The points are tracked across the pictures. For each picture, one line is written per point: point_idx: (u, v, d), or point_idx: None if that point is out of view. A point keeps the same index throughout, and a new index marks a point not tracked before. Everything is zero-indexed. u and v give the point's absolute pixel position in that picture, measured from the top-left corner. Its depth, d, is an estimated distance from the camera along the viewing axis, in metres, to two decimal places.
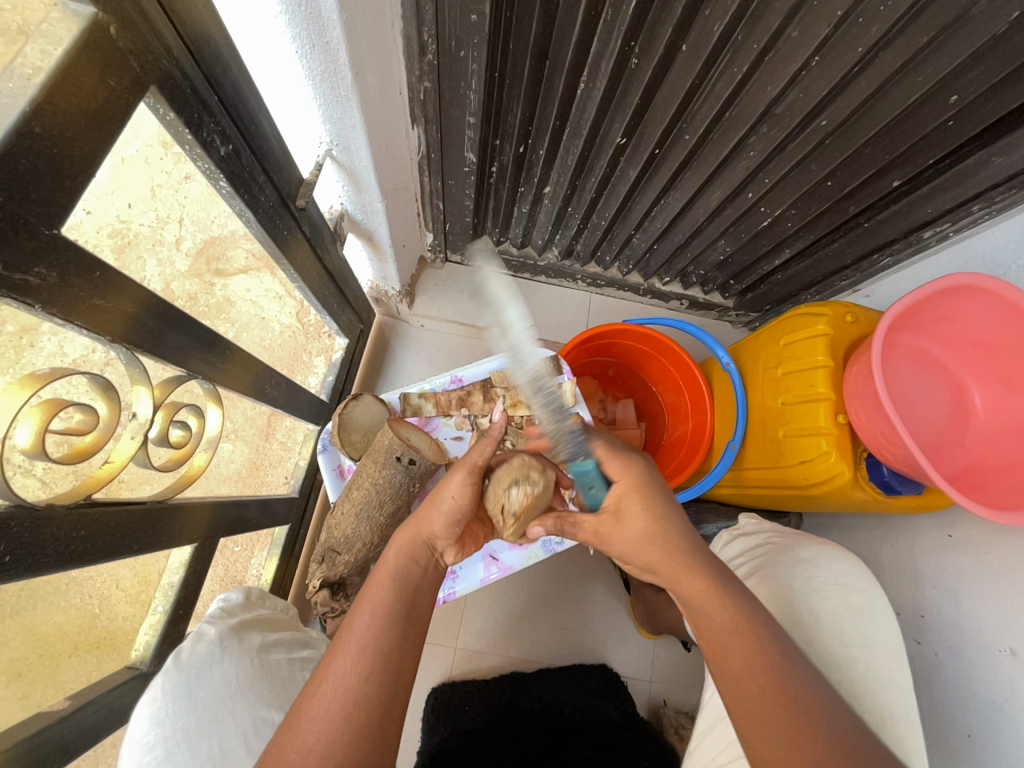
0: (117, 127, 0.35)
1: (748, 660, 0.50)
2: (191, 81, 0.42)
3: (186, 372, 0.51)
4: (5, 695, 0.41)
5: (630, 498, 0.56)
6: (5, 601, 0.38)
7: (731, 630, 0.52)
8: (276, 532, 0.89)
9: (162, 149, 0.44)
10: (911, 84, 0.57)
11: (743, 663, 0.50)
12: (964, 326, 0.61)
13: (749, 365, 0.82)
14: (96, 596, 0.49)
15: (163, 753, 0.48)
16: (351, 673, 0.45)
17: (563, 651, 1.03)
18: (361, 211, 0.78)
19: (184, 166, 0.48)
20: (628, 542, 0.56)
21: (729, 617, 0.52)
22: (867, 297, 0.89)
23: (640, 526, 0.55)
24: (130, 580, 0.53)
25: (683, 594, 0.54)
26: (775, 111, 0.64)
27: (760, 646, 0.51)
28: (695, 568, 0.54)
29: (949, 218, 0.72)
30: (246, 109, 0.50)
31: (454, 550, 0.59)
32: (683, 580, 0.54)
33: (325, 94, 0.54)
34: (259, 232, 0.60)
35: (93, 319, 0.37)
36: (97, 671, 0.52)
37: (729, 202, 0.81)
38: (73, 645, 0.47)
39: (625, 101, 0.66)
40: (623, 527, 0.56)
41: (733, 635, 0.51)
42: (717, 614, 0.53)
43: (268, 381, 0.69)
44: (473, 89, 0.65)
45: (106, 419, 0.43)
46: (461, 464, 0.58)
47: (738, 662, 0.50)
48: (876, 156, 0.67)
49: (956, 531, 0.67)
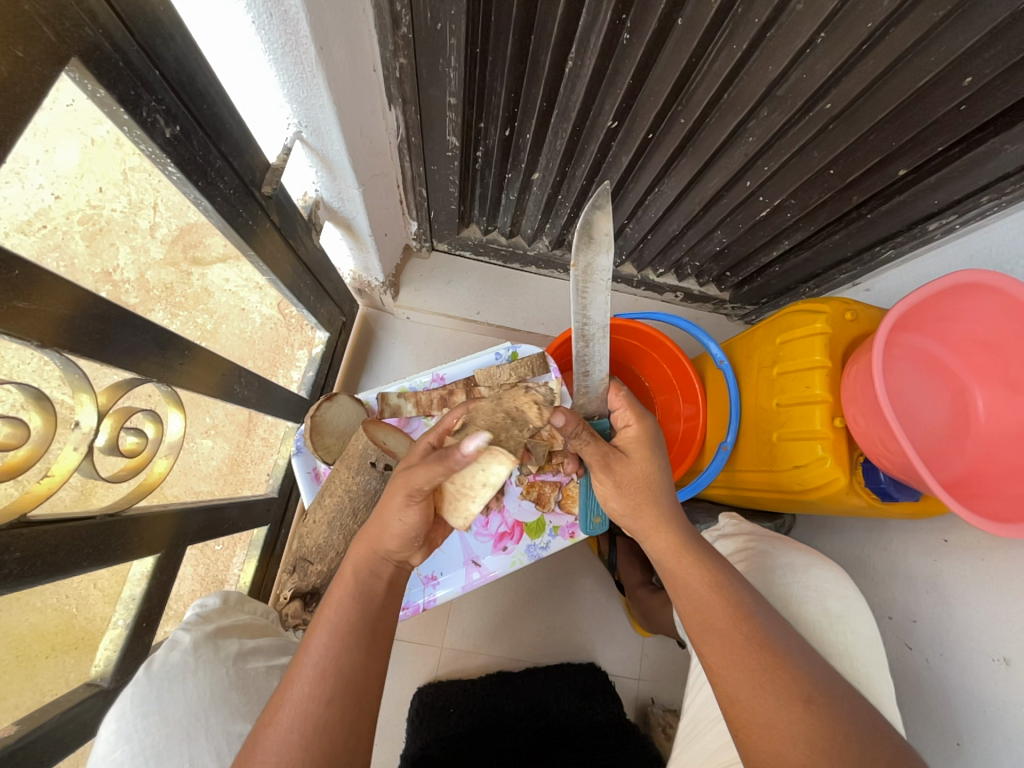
0: (32, 106, 0.31)
1: (726, 616, 0.49)
2: (126, 53, 0.37)
3: (139, 375, 0.47)
4: None
5: (636, 445, 0.57)
6: None
7: (709, 584, 0.52)
8: (254, 533, 0.86)
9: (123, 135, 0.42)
10: (924, 62, 0.52)
11: (724, 613, 0.50)
12: (969, 324, 0.58)
13: (744, 363, 0.79)
14: (74, 596, 0.48)
15: None
16: (309, 698, 0.42)
17: (550, 650, 1.02)
18: (336, 198, 0.73)
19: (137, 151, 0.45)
20: (615, 487, 0.56)
21: (704, 572, 0.52)
22: (867, 292, 0.86)
23: (639, 474, 0.55)
24: (107, 579, 0.52)
25: (653, 544, 0.55)
26: (776, 93, 0.59)
27: (737, 600, 0.51)
28: (666, 523, 0.54)
29: (956, 209, 0.68)
30: (195, 85, 0.45)
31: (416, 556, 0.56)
32: (656, 530, 0.55)
33: (287, 69, 0.49)
34: (219, 222, 0.55)
35: (15, 323, 0.34)
36: (72, 675, 0.50)
37: (727, 190, 0.77)
38: (50, 646, 0.47)
39: (617, 81, 0.61)
40: (629, 466, 0.56)
41: (709, 591, 0.51)
42: (693, 569, 0.53)
43: (237, 379, 0.65)
44: (453, 66, 0.60)
45: (41, 431, 0.39)
46: (404, 484, 0.51)
47: (719, 611, 0.50)
48: (882, 143, 0.63)
49: (952, 537, 0.65)
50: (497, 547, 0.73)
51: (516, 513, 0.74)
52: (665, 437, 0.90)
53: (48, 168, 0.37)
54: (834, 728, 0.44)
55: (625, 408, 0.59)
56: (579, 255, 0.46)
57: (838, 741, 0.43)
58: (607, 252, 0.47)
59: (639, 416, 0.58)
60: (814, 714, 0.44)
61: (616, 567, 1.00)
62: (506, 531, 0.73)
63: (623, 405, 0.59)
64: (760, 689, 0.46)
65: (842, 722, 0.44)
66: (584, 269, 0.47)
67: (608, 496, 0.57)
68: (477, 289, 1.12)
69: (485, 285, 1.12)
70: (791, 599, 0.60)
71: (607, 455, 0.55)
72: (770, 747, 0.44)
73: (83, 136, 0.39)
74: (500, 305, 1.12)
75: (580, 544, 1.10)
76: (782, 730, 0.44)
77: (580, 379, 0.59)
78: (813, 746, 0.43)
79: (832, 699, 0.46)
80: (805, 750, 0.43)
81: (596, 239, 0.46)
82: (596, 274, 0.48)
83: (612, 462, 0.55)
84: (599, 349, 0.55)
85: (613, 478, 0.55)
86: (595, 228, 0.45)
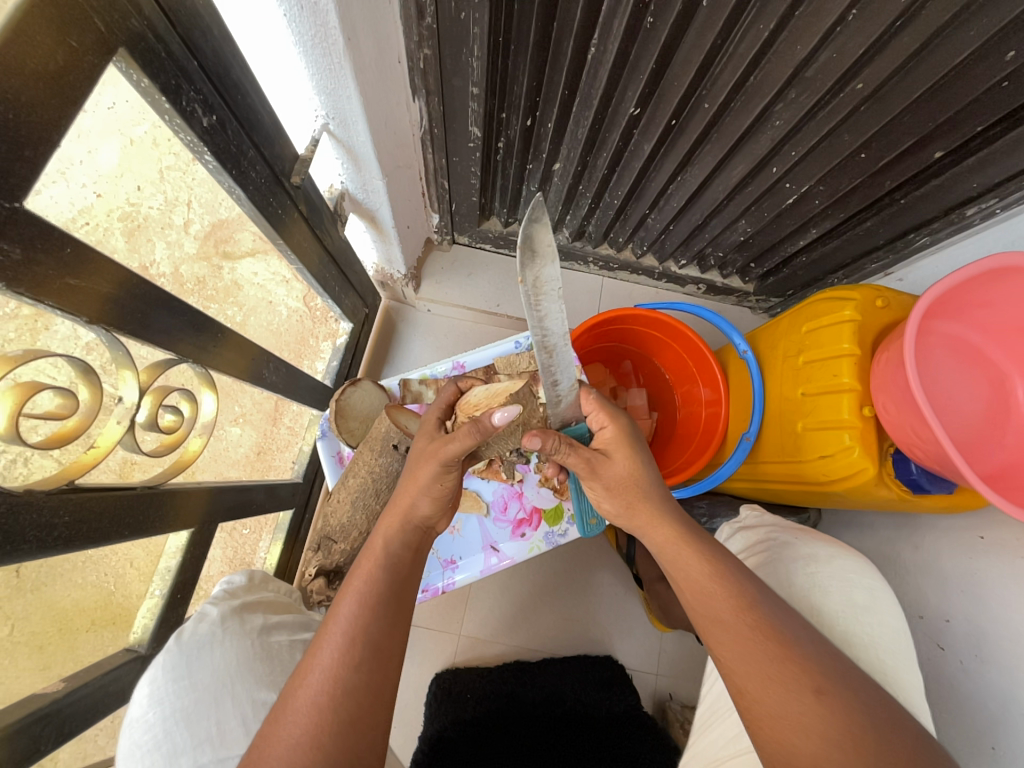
0: (81, 93, 0.33)
1: (729, 607, 0.49)
2: (167, 43, 0.39)
3: (175, 356, 0.49)
4: (27, 668, 0.43)
5: (615, 444, 0.58)
6: (25, 577, 0.40)
7: (711, 573, 0.51)
8: (280, 517, 0.89)
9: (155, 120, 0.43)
10: (964, 37, 0.50)
11: (727, 604, 0.49)
12: (1009, 310, 0.56)
13: (768, 354, 0.77)
14: (111, 574, 0.51)
15: (162, 732, 0.44)
16: (338, 664, 0.43)
17: (568, 641, 1.02)
18: (361, 190, 0.75)
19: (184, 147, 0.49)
20: (604, 488, 0.58)
21: (706, 562, 0.52)
22: (900, 282, 0.83)
23: (624, 473, 0.56)
24: (143, 559, 0.55)
25: (653, 536, 0.55)
26: (804, 74, 0.58)
27: (739, 588, 0.50)
28: (660, 516, 0.55)
29: (997, 193, 0.66)
30: (230, 78, 0.47)
31: (444, 518, 0.59)
32: (655, 523, 0.55)
33: (316, 62, 0.51)
34: (251, 211, 0.58)
35: (66, 299, 0.36)
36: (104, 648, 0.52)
37: (752, 178, 0.76)
38: (91, 620, 0.50)
39: (640, 66, 0.61)
40: (612, 466, 0.57)
41: (713, 581, 0.51)
42: (694, 560, 0.52)
43: (266, 365, 0.67)
44: (476, 55, 0.61)
45: (89, 403, 0.41)
46: (437, 454, 0.54)
47: (722, 603, 0.49)
48: (917, 124, 0.61)
49: (989, 534, 0.62)
50: (515, 533, 0.73)
51: (533, 500, 0.74)
52: (687, 429, 0.90)
53: (91, 168, 0.39)
54: (845, 719, 0.42)
55: (597, 411, 0.59)
56: (523, 272, 0.43)
57: (853, 732, 0.42)
58: (553, 263, 0.44)
59: (613, 417, 0.59)
60: (826, 705, 0.43)
61: (635, 560, 0.99)
62: (524, 518, 0.74)
63: (595, 408, 0.59)
64: (770, 681, 0.45)
65: (856, 712, 0.43)
66: (532, 283, 0.44)
67: (602, 498, 0.59)
68: (497, 282, 1.13)
69: (505, 277, 1.13)
70: (815, 590, 0.58)
71: (590, 460, 0.57)
72: (784, 738, 0.43)
73: (123, 137, 0.41)
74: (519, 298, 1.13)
75: (598, 537, 1.09)
76: (792, 720, 0.43)
77: (553, 390, 0.57)
78: (826, 738, 0.42)
79: (844, 687, 0.44)
80: (819, 742, 0.42)
81: (541, 253, 0.43)
82: (546, 286, 0.45)
83: (595, 465, 0.57)
84: (563, 359, 0.52)
85: (601, 480, 0.57)
86: (536, 244, 0.42)
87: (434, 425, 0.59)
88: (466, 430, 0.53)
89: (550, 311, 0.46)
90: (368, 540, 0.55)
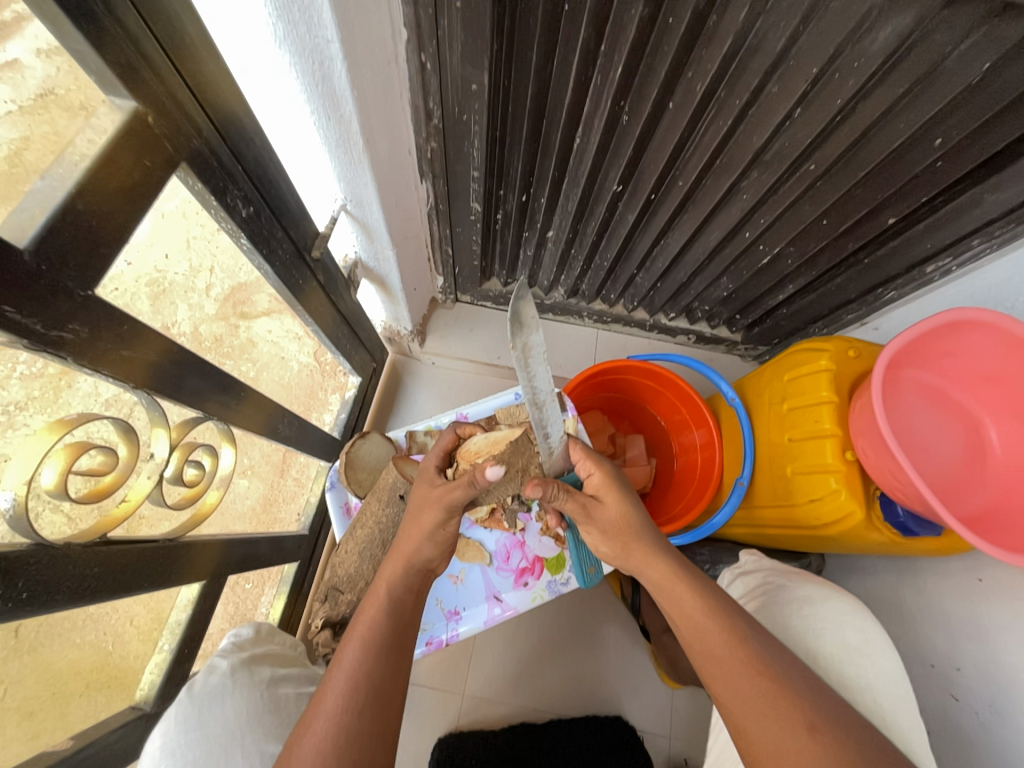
0: (148, 199, 0.40)
1: (722, 642, 0.50)
2: (217, 153, 0.47)
3: (202, 414, 0.54)
4: (13, 736, 0.41)
5: (605, 489, 0.60)
6: (24, 635, 0.40)
7: (703, 610, 0.52)
8: (285, 570, 0.90)
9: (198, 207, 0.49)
10: (895, 128, 0.58)
11: (719, 642, 0.50)
12: (972, 359, 0.60)
13: (755, 401, 0.81)
14: (110, 633, 0.50)
15: None
16: (342, 709, 0.44)
17: (575, 701, 0.99)
18: (373, 259, 0.83)
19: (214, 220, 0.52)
20: (600, 532, 0.60)
21: (697, 599, 0.53)
22: (876, 330, 0.88)
23: (617, 516, 0.59)
24: (142, 617, 0.55)
25: (649, 573, 0.57)
26: (763, 157, 0.66)
27: (731, 624, 0.51)
28: (657, 555, 0.57)
29: (950, 252, 0.72)
30: (267, 175, 0.55)
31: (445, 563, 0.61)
32: (648, 561, 0.57)
33: (339, 157, 0.59)
34: (276, 283, 0.64)
35: (119, 368, 0.41)
36: (104, 711, 0.52)
37: (728, 241, 0.84)
38: (86, 683, 0.48)
39: (619, 153, 0.69)
40: (604, 511, 0.59)
41: (705, 617, 0.52)
42: (685, 597, 0.54)
43: (281, 420, 0.72)
44: (476, 147, 0.70)
45: (126, 459, 0.45)
46: (441, 500, 0.57)
47: (715, 641, 0.50)
48: (870, 196, 0.68)
49: (987, 576, 0.63)
50: (518, 583, 0.74)
51: (536, 549, 0.75)
52: (686, 474, 0.92)
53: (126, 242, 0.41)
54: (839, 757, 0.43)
55: (585, 458, 0.62)
56: (516, 340, 0.45)
57: None
58: (536, 330, 0.48)
59: (598, 463, 0.61)
60: (819, 742, 0.44)
61: (641, 611, 0.98)
62: (526, 566, 0.75)
63: (581, 456, 0.62)
64: (766, 720, 0.46)
65: (850, 749, 0.43)
66: (522, 351, 0.47)
67: (599, 542, 0.61)
68: (497, 336, 1.20)
69: (505, 331, 1.20)
70: (809, 632, 0.58)
71: (585, 504, 0.60)
72: None
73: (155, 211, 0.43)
74: None
75: (603, 587, 1.08)
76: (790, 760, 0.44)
77: (544, 444, 0.59)
78: None
79: (836, 725, 0.45)
80: None
81: (527, 322, 0.47)
82: (534, 351, 0.49)
83: (591, 510, 0.60)
84: (553, 412, 0.56)
85: (597, 524, 0.60)
86: (522, 315, 0.46)
87: (435, 472, 0.62)
88: (465, 480, 0.57)
89: (539, 373, 0.50)
90: (373, 582, 0.56)
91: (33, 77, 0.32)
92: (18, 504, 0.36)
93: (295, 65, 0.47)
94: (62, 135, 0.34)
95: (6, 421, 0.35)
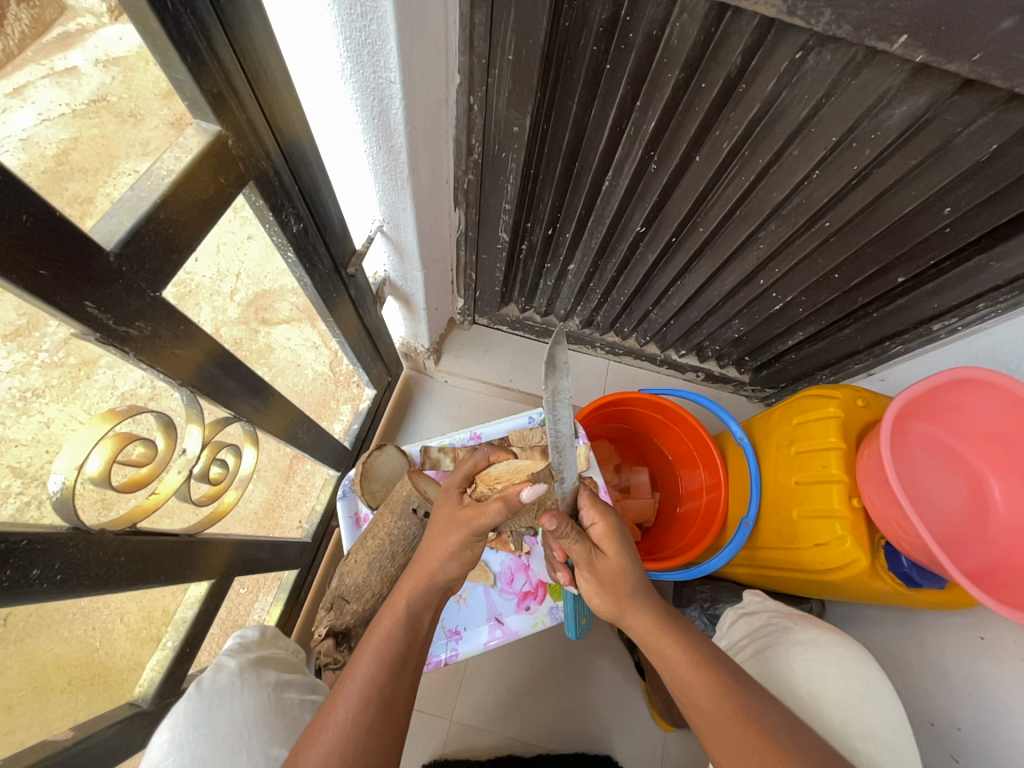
0: (218, 209, 0.43)
1: (708, 696, 0.51)
2: (280, 174, 0.50)
3: (234, 414, 0.56)
4: None
5: (606, 541, 0.59)
6: (13, 625, 0.38)
7: (688, 663, 0.53)
8: (285, 577, 0.90)
9: (232, 213, 0.48)
10: (907, 194, 0.62)
11: (705, 695, 0.51)
12: (975, 416, 0.62)
13: (762, 441, 0.83)
14: (99, 629, 0.48)
15: None
16: (352, 723, 0.44)
17: (565, 736, 0.96)
18: (401, 278, 0.87)
19: (248, 228, 0.52)
20: (596, 583, 0.60)
21: (683, 652, 0.54)
22: (882, 381, 0.91)
23: (615, 571, 0.58)
24: (133, 615, 0.52)
25: (636, 627, 0.58)
26: (781, 212, 0.70)
27: (716, 678, 0.52)
28: (642, 607, 0.57)
29: (957, 314, 0.75)
30: (318, 195, 0.59)
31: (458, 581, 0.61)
32: (635, 616, 0.58)
33: (384, 182, 0.63)
34: (312, 294, 0.67)
35: (170, 365, 0.43)
36: (84, 713, 0.49)
37: (742, 287, 0.87)
38: (68, 680, 0.45)
39: (645, 197, 0.73)
40: (601, 564, 0.59)
41: (690, 671, 0.53)
42: (673, 650, 0.55)
43: (300, 426, 0.73)
44: (511, 182, 0.74)
45: (163, 453, 0.47)
46: (468, 525, 0.56)
47: (700, 694, 0.52)
48: (880, 254, 0.71)
49: (989, 634, 0.63)
50: (520, 606, 0.74)
51: (540, 573, 0.76)
52: (690, 508, 0.93)
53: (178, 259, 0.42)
54: None
55: (589, 507, 0.60)
56: (549, 381, 0.48)
57: None
58: (565, 374, 0.50)
59: (603, 514, 0.60)
60: None
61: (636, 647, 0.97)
62: (529, 591, 0.75)
63: (586, 505, 0.60)
64: None
65: None
66: (550, 393, 0.49)
67: (591, 592, 0.61)
68: (511, 359, 1.22)
69: (518, 356, 1.23)
70: (812, 675, 0.58)
71: (588, 555, 0.59)
72: None
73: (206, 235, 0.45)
74: (530, 374, 1.22)
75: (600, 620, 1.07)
76: None
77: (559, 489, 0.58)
78: None
79: None
80: None
81: (559, 363, 0.49)
82: (561, 393, 0.50)
83: (593, 561, 0.59)
84: (571, 458, 0.55)
85: (594, 575, 0.59)
86: (556, 358, 0.48)
87: (455, 495, 0.61)
88: (499, 504, 0.55)
89: (565, 416, 0.50)
90: (390, 595, 0.57)
91: (88, 84, 0.33)
92: (66, 488, 0.38)
93: (357, 98, 0.51)
94: (109, 139, 0.35)
95: (20, 409, 0.34)
